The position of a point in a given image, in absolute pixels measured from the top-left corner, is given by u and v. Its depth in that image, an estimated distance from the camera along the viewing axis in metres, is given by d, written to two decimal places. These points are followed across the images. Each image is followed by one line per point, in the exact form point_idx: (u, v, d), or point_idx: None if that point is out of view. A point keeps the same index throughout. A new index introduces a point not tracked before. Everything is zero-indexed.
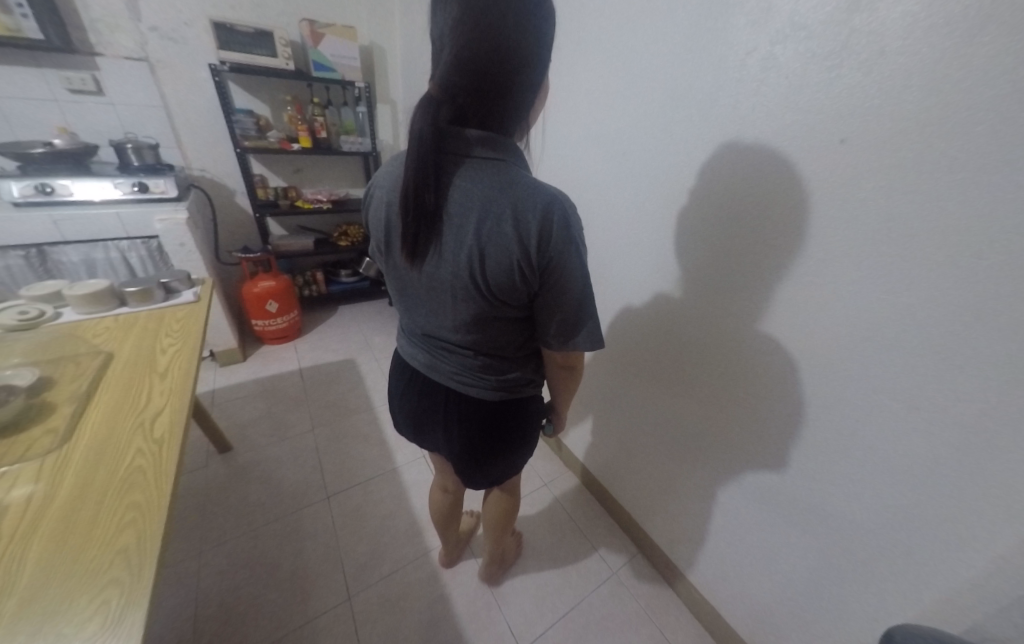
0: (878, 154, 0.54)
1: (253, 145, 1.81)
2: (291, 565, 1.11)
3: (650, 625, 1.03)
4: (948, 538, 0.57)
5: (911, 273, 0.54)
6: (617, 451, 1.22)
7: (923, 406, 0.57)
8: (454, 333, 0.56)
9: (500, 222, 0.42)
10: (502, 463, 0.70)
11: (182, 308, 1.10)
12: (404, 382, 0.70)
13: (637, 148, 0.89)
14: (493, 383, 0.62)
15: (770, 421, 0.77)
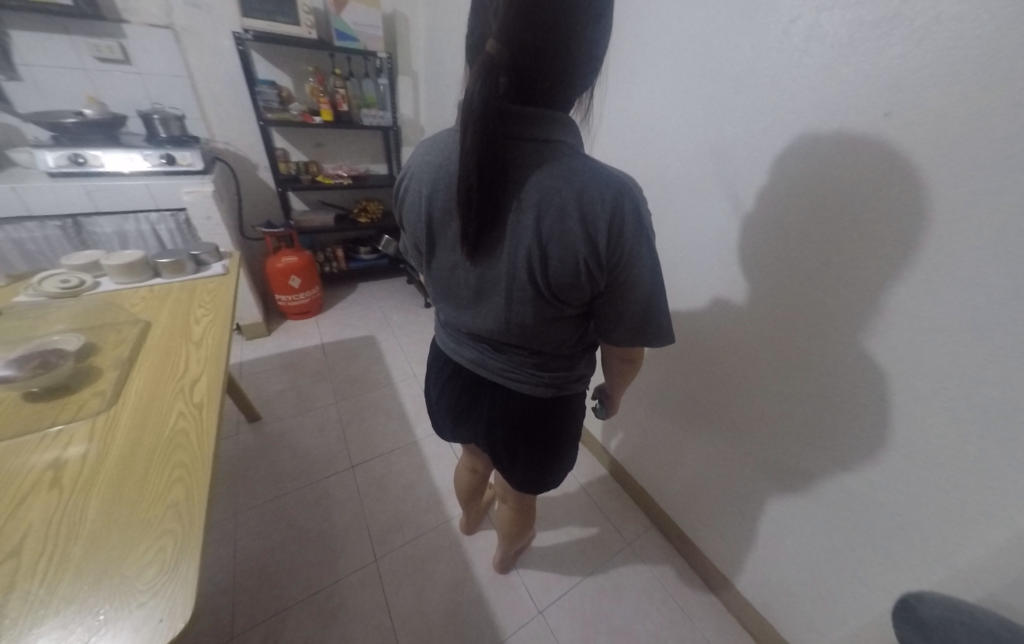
0: (924, 129, 0.52)
1: (276, 117, 1.79)
2: (321, 528, 1.16)
3: (664, 594, 1.06)
4: (977, 519, 0.57)
5: (955, 255, 0.52)
6: (638, 433, 1.22)
7: (962, 387, 0.55)
8: (508, 331, 0.55)
9: (568, 218, 0.41)
10: (552, 458, 0.70)
11: (212, 280, 1.11)
12: (450, 376, 0.70)
13: (675, 120, 0.85)
14: (546, 377, 0.61)
15: (805, 409, 0.75)
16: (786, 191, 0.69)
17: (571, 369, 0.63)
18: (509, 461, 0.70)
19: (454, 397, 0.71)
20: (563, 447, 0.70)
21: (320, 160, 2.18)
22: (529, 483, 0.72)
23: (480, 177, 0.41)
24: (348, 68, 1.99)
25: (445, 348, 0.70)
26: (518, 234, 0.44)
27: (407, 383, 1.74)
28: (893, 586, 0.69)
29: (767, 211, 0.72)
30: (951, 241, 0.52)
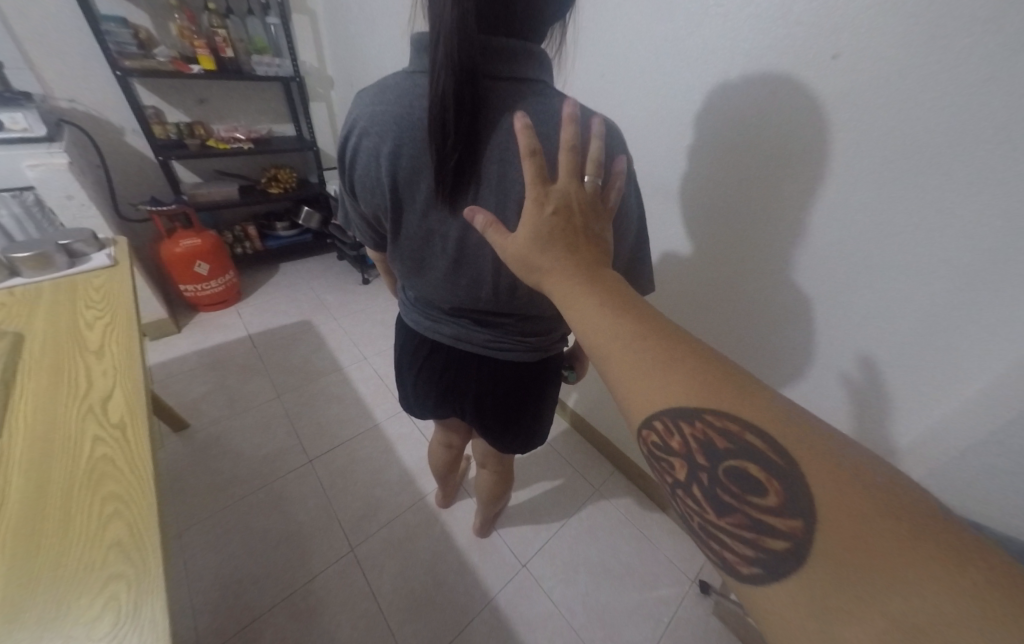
0: (864, 72, 0.55)
1: (138, 66, 1.45)
2: (285, 530, 1.09)
3: (630, 526, 1.19)
4: (884, 423, 0.71)
5: (883, 193, 0.58)
6: (597, 385, 1.30)
7: (884, 314, 0.64)
8: (498, 290, 0.58)
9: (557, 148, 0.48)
10: (539, 409, 0.77)
11: (99, 274, 0.92)
12: (433, 349, 0.71)
13: (631, 58, 0.82)
14: (534, 331, 0.66)
15: (746, 341, 0.87)
16: (733, 140, 0.72)
17: (554, 325, 0.68)
18: (501, 419, 0.75)
19: (440, 367, 0.72)
20: (548, 399, 0.77)
21: (207, 120, 1.84)
22: (522, 437, 0.79)
23: (467, 122, 0.44)
24: (225, 2, 1.63)
25: (423, 319, 0.69)
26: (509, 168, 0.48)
27: (357, 367, 1.64)
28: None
29: (713, 160, 0.76)
30: (881, 183, 0.58)
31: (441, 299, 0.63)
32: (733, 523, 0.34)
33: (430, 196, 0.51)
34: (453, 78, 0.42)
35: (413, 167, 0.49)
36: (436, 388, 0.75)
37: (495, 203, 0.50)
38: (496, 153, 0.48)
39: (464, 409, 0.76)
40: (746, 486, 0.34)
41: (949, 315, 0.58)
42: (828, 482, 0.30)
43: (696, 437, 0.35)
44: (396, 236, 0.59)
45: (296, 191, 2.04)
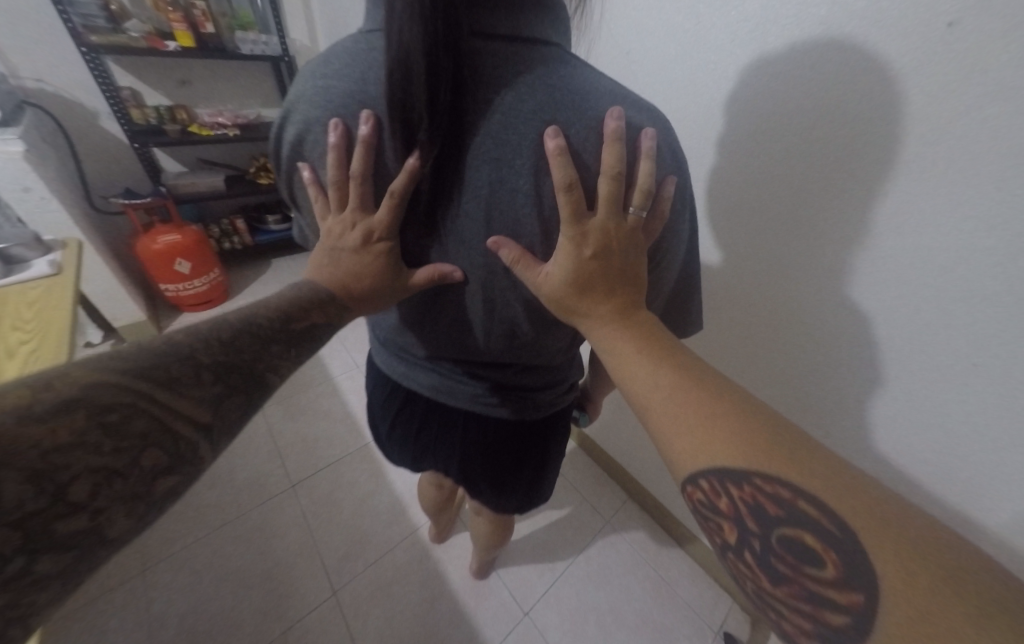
0: (988, 50, 0.40)
1: (105, 42, 1.31)
2: (260, 568, 0.98)
3: (646, 567, 1.06)
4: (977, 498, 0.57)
5: (996, 218, 0.43)
6: (611, 408, 1.16)
7: (991, 372, 0.49)
8: (491, 332, 0.47)
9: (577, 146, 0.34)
10: (534, 472, 0.65)
11: (37, 285, 0.79)
12: (408, 399, 0.62)
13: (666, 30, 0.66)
14: (528, 385, 0.56)
15: (789, 383, 0.72)
16: (794, 140, 0.56)
17: (555, 379, 0.58)
18: (488, 480, 0.64)
19: (417, 420, 0.62)
20: (548, 461, 0.66)
21: (190, 104, 1.69)
22: (515, 502, 0.67)
23: (442, 108, 0.32)
24: None
25: (396, 363, 0.59)
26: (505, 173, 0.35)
27: (348, 377, 1.51)
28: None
29: (760, 163, 0.61)
30: (992, 205, 0.43)
31: (415, 343, 0.53)
32: (791, 594, 0.26)
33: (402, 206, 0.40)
34: (423, 38, 0.29)
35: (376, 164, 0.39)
36: (416, 442, 0.64)
37: (483, 217, 0.38)
38: (487, 148, 0.35)
39: (446, 467, 0.66)
40: (801, 556, 0.26)
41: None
42: (896, 553, 0.23)
43: (745, 501, 0.28)
44: None
45: None
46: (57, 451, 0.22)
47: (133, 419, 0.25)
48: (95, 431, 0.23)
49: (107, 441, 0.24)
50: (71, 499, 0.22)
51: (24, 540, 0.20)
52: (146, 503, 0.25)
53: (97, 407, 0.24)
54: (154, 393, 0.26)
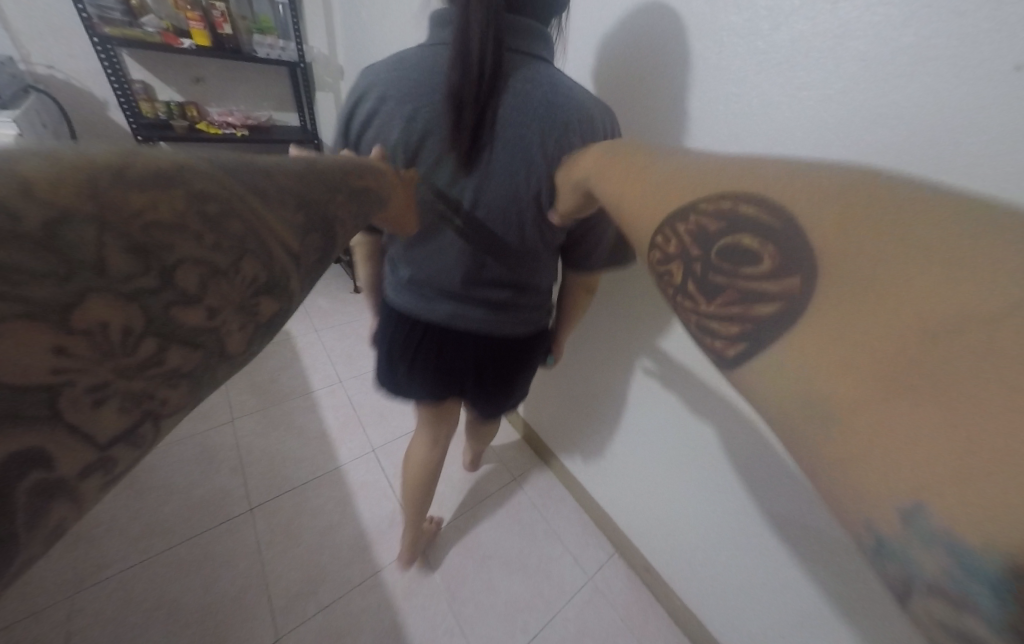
0: None
1: (115, 33, 1.30)
2: (201, 605, 0.88)
3: (628, 635, 0.95)
4: None
5: None
6: (601, 450, 1.08)
7: None
8: (506, 255, 0.61)
9: (569, 110, 0.49)
10: (520, 381, 0.83)
11: None
12: (425, 334, 0.69)
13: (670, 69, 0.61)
14: (527, 308, 0.70)
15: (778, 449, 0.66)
16: None
17: (542, 305, 0.74)
18: (490, 388, 0.79)
19: (434, 350, 0.70)
20: (528, 373, 0.83)
21: (202, 101, 1.68)
22: (502, 405, 0.85)
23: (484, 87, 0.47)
24: None
25: (416, 299, 0.67)
26: (525, 126, 0.49)
27: (329, 391, 1.44)
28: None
29: None
30: None
31: (440, 276, 0.63)
32: (724, 303, 0.26)
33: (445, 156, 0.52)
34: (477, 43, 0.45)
35: (428, 126, 0.51)
36: (431, 373, 0.73)
37: (506, 164, 0.51)
38: (513, 108, 0.49)
39: (454, 387, 0.77)
40: (736, 259, 0.26)
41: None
42: (842, 214, 0.22)
43: (693, 234, 0.27)
44: None
45: None
46: (159, 227, 0.18)
47: (231, 224, 0.21)
48: (202, 231, 0.20)
49: (213, 235, 0.20)
50: (181, 288, 0.19)
51: (142, 323, 0.18)
52: (253, 322, 0.24)
53: (199, 194, 0.20)
54: (251, 200, 0.23)
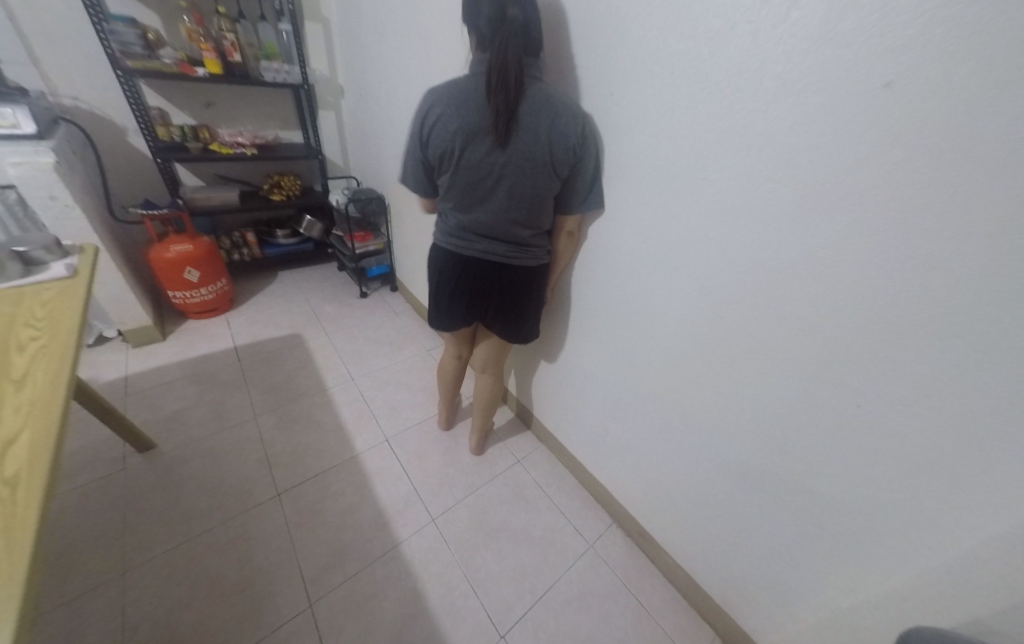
0: (928, 111, 0.45)
1: (138, 65, 1.41)
2: (239, 576, 0.98)
3: (627, 593, 1.04)
4: (925, 521, 0.58)
5: (929, 270, 0.49)
6: (597, 428, 1.18)
7: (922, 407, 0.54)
8: (523, 207, 0.84)
9: (563, 104, 0.75)
10: (536, 314, 1.05)
11: (51, 285, 0.83)
12: (467, 268, 0.96)
13: (635, 87, 0.72)
14: (537, 250, 0.94)
15: (744, 405, 0.77)
16: (763, 173, 0.60)
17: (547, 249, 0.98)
18: (510, 316, 1.03)
19: (474, 279, 0.97)
20: (540, 308, 1.06)
21: (213, 124, 1.80)
22: (523, 336, 1.07)
23: (508, 90, 0.69)
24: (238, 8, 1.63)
25: (462, 242, 0.93)
26: (536, 117, 0.73)
27: (343, 388, 1.54)
28: (859, 585, 0.69)
29: (738, 196, 0.65)
30: (930, 255, 0.49)
31: (478, 223, 0.89)
32: None
33: (483, 138, 0.75)
34: (502, 62, 0.68)
35: (471, 119, 0.74)
36: (471, 298, 1.01)
37: (524, 142, 0.75)
38: (527, 105, 0.72)
39: (486, 311, 1.03)
40: None
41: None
42: None
43: None
44: (454, 173, 0.82)
45: (298, 198, 1.98)
46: None
47: None
48: None
49: None
50: None
51: None
52: None
53: None
54: None
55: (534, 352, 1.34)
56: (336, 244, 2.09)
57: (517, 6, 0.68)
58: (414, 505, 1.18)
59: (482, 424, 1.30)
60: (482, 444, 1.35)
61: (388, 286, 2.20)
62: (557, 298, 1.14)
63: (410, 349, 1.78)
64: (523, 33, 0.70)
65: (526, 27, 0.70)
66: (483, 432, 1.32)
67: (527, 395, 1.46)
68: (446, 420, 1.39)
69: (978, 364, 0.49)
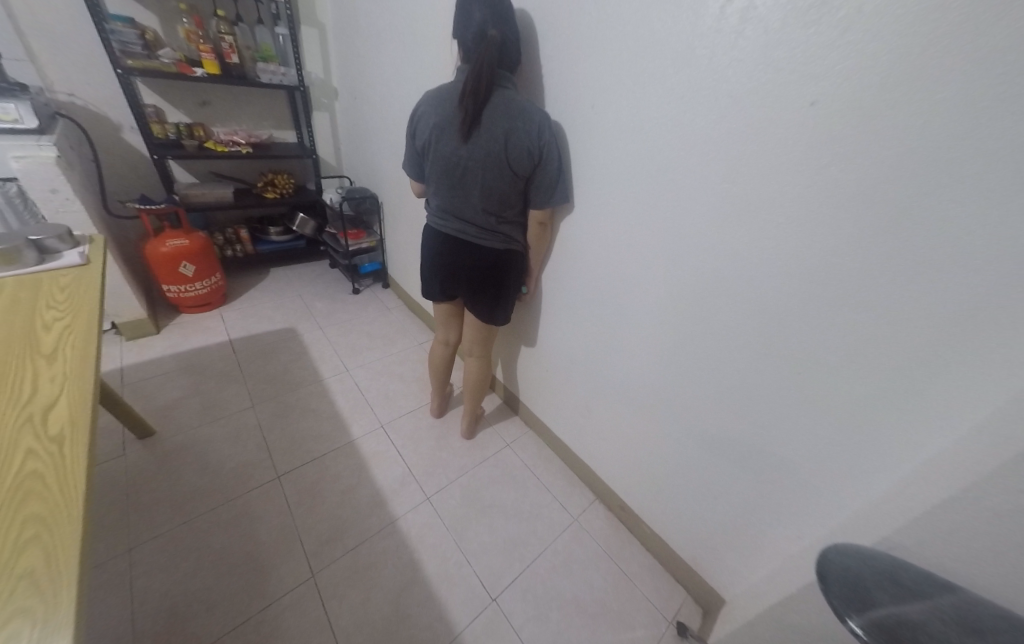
0: (847, 125, 0.55)
1: (139, 65, 1.46)
2: (242, 551, 1.04)
3: (608, 560, 1.13)
4: (855, 472, 0.69)
5: (852, 256, 0.60)
6: (580, 411, 1.27)
7: (849, 373, 0.65)
8: (485, 196, 0.95)
9: (526, 113, 0.84)
10: (503, 300, 1.12)
11: (67, 272, 0.88)
12: (442, 245, 1.08)
13: (612, 98, 0.82)
14: (501, 238, 1.03)
15: (709, 381, 0.87)
16: (717, 174, 0.71)
17: (515, 241, 1.06)
18: (477, 297, 1.12)
19: (446, 257, 1.09)
20: (510, 295, 1.13)
21: (207, 122, 1.84)
22: (488, 318, 1.16)
23: (471, 94, 0.80)
24: (236, 11, 1.68)
25: (440, 221, 1.06)
26: (496, 119, 0.83)
27: (337, 379, 1.60)
28: (804, 533, 0.79)
29: (696, 194, 0.75)
30: (852, 245, 0.59)
31: (451, 207, 1.01)
32: None
33: (453, 132, 0.88)
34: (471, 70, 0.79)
35: (447, 116, 0.88)
36: (443, 274, 1.12)
37: (484, 139, 0.85)
38: (491, 107, 0.83)
39: (456, 289, 1.14)
40: None
41: (940, 354, 0.55)
42: None
43: None
44: (433, 160, 0.95)
45: (291, 196, 2.03)
46: None
47: None
48: None
49: None
50: None
51: None
52: None
53: None
54: None
55: (521, 343, 1.42)
56: (328, 241, 2.14)
57: (494, 25, 0.79)
58: (409, 485, 1.25)
59: (471, 408, 1.38)
60: (472, 429, 1.43)
61: (380, 283, 2.26)
62: (543, 290, 1.22)
63: (402, 342, 1.84)
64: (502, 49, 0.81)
65: (505, 43, 0.81)
66: (472, 416, 1.40)
67: (515, 384, 1.54)
68: (438, 407, 1.46)
69: (889, 335, 0.59)
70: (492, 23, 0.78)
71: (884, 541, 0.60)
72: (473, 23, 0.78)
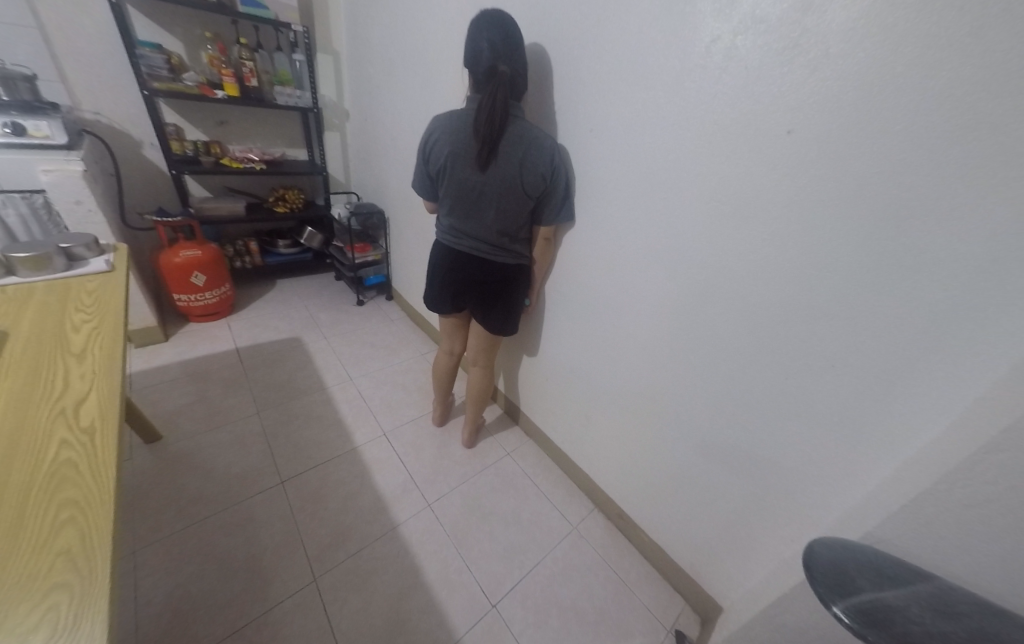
0: (818, 151, 0.62)
1: (164, 87, 1.54)
2: (246, 555, 1.05)
3: (607, 569, 1.14)
4: (839, 475, 0.72)
5: (826, 270, 0.65)
6: (579, 420, 1.31)
7: (830, 378, 0.70)
8: (500, 216, 1.01)
9: (537, 139, 0.91)
10: (512, 312, 1.18)
11: (94, 278, 0.92)
12: (453, 260, 1.13)
13: (609, 123, 0.89)
14: (512, 254, 1.09)
15: (701, 388, 0.91)
16: (704, 194, 0.77)
17: (524, 256, 1.12)
18: (487, 310, 1.17)
19: (457, 272, 1.14)
20: (518, 307, 1.18)
21: (224, 140, 1.93)
22: (497, 330, 1.20)
23: (489, 125, 0.86)
24: (257, 39, 1.79)
25: (451, 238, 1.11)
26: (511, 146, 0.90)
27: (341, 387, 1.63)
28: (797, 537, 0.81)
29: (687, 212, 0.81)
30: (827, 258, 0.64)
31: (464, 224, 1.06)
32: None
33: (470, 158, 0.94)
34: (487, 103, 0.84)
35: (461, 142, 0.94)
36: (454, 288, 1.17)
37: (500, 165, 0.92)
38: (506, 137, 0.89)
39: (466, 301, 1.19)
40: None
41: (914, 358, 0.59)
42: None
43: None
44: (447, 182, 1.01)
45: (301, 211, 2.10)
46: None
47: None
48: None
49: None
50: None
51: None
52: None
53: None
54: None
55: (522, 353, 1.47)
56: (335, 255, 2.21)
57: (507, 63, 0.86)
58: (411, 492, 1.26)
59: (472, 417, 1.41)
60: (473, 438, 1.45)
61: (384, 296, 2.32)
62: (544, 302, 1.27)
63: (404, 353, 1.88)
64: (511, 82, 0.88)
65: (516, 78, 0.88)
66: (474, 425, 1.42)
67: (515, 394, 1.57)
68: (440, 416, 1.49)
69: (865, 342, 0.64)
70: (502, 58, 0.86)
71: (866, 538, 0.63)
72: (488, 61, 0.85)
